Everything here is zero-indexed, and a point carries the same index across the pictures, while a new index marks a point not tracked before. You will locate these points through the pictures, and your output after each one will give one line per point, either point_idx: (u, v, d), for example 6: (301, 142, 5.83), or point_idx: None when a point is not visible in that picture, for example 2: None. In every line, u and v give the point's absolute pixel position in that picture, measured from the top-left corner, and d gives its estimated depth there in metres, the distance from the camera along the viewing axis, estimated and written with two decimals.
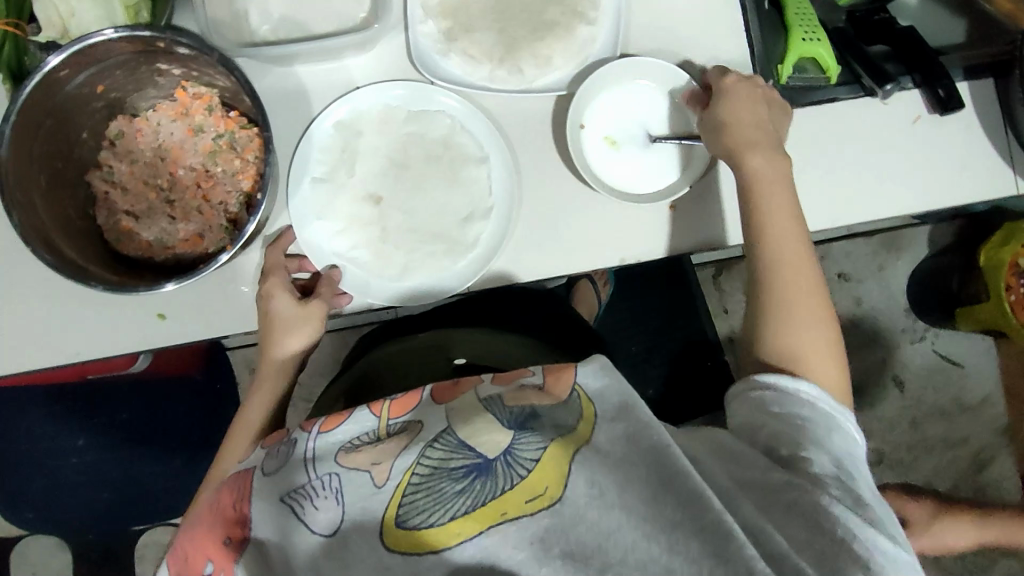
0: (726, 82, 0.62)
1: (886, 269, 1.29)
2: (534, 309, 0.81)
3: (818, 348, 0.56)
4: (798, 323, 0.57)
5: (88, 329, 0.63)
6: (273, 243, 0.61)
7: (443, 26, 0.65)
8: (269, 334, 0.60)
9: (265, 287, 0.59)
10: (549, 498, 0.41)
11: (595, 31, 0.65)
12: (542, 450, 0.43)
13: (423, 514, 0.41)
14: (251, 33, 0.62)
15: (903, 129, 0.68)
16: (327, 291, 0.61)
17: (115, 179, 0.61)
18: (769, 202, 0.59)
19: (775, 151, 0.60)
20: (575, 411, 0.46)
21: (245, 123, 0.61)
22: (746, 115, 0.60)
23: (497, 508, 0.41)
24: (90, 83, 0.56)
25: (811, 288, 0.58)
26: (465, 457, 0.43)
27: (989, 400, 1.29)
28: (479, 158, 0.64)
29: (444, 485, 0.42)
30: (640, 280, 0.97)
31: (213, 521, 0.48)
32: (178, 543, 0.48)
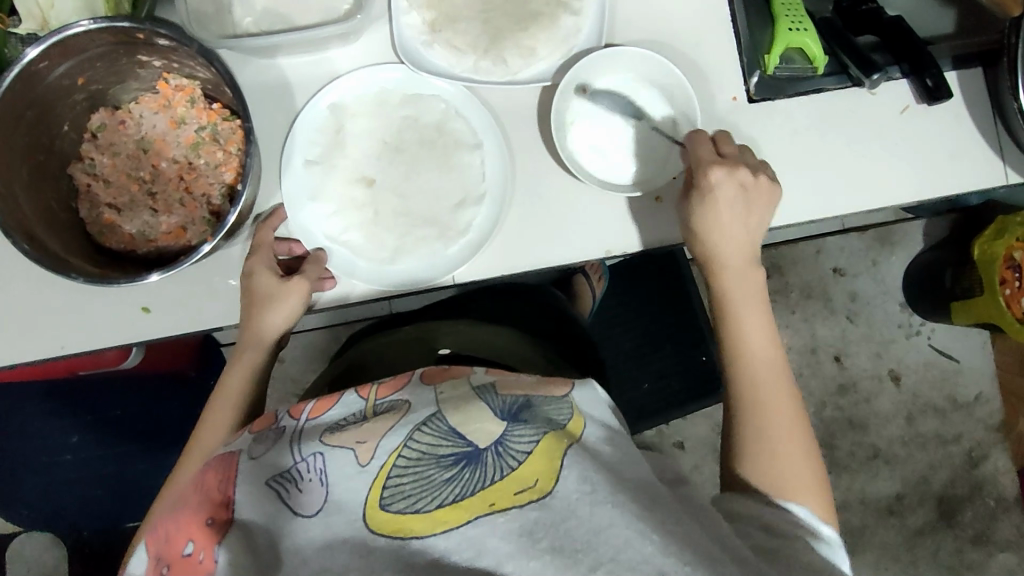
0: (711, 179, 0.60)
1: (881, 263, 1.29)
2: (539, 303, 0.82)
3: (793, 431, 0.57)
4: (778, 442, 0.56)
5: (74, 323, 0.63)
6: (262, 222, 0.62)
7: (427, 17, 0.64)
8: (253, 314, 0.60)
9: (248, 265, 0.61)
10: (541, 491, 0.40)
11: (579, 21, 0.65)
12: (535, 443, 0.43)
13: (408, 499, 0.41)
14: (234, 25, 0.62)
15: (891, 119, 0.68)
16: (312, 270, 0.61)
17: (97, 171, 0.60)
18: (743, 313, 0.61)
19: (749, 266, 0.62)
20: (566, 411, 0.47)
21: (228, 115, 0.61)
22: (717, 224, 0.61)
23: (485, 497, 0.40)
24: (71, 74, 0.56)
25: (789, 404, 0.58)
26: (455, 445, 0.42)
27: (984, 395, 1.28)
28: (472, 144, 0.64)
29: (431, 472, 0.41)
30: (631, 277, 0.98)
31: (196, 502, 0.45)
32: (162, 524, 0.45)
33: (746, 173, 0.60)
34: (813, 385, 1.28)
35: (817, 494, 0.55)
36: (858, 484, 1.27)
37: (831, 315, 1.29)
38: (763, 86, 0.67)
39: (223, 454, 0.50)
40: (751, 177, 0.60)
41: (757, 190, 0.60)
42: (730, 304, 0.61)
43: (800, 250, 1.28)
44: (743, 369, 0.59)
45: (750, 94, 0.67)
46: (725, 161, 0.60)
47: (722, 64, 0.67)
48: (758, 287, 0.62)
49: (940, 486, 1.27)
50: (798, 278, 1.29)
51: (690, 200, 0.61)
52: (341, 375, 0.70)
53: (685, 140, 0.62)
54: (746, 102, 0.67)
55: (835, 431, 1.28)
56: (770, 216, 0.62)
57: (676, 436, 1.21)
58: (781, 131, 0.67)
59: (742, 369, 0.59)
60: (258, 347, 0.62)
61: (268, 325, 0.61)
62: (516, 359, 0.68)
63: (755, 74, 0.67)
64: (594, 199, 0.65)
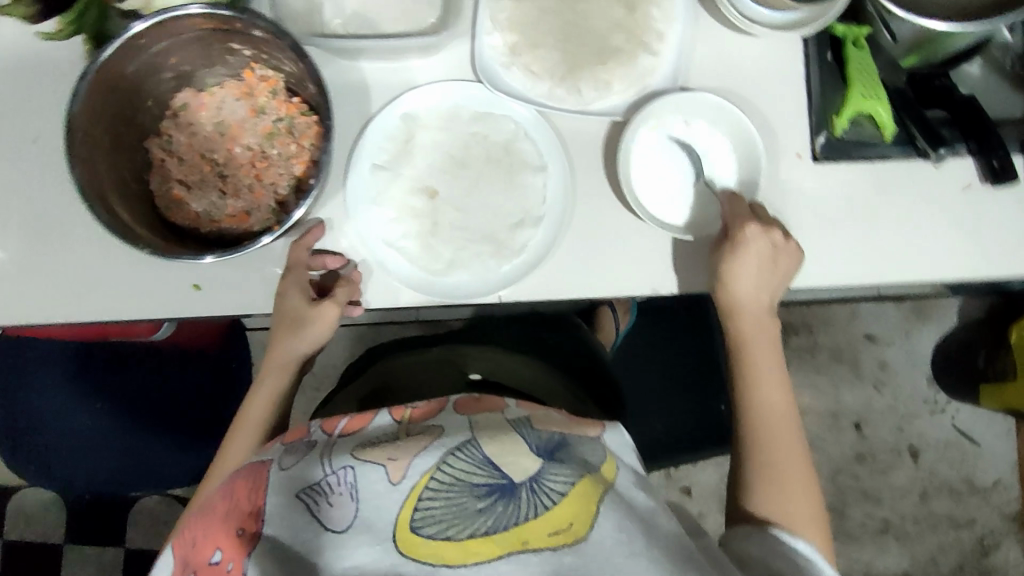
0: (747, 234, 0.60)
1: (913, 336, 1.28)
2: (569, 334, 0.81)
3: (798, 471, 0.58)
4: (783, 480, 0.57)
5: (127, 289, 0.65)
6: (298, 241, 0.63)
7: (509, 40, 0.66)
8: (286, 333, 0.63)
9: (281, 284, 0.62)
10: (573, 535, 0.40)
11: (656, 62, 0.66)
12: (570, 484, 0.43)
13: (439, 525, 0.41)
14: (323, 25, 0.65)
15: (952, 196, 0.68)
16: (343, 293, 0.62)
17: (173, 148, 0.62)
18: (757, 358, 0.62)
19: (766, 312, 0.63)
20: (599, 452, 0.47)
21: (306, 110, 0.62)
22: (746, 281, 0.61)
23: (519, 534, 0.40)
24: (166, 53, 0.58)
25: (796, 445, 0.59)
26: (489, 476, 0.42)
27: (1003, 482, 1.26)
28: (536, 166, 0.65)
29: (465, 501, 0.41)
30: (659, 316, 0.97)
31: (226, 511, 0.45)
32: (189, 527, 0.46)
33: (779, 234, 0.60)
34: (829, 449, 1.27)
35: (819, 534, 0.56)
36: (864, 556, 1.25)
37: (856, 381, 1.27)
38: (829, 146, 0.67)
39: (254, 461, 0.49)
40: (783, 239, 0.60)
41: (785, 252, 0.61)
42: (743, 347, 0.62)
43: (833, 311, 1.28)
44: (752, 408, 0.61)
45: (815, 153, 0.67)
46: (761, 220, 0.61)
47: (791, 122, 0.67)
48: (774, 331, 0.63)
49: (949, 569, 1.25)
50: (827, 339, 1.28)
51: (720, 247, 0.62)
52: (370, 387, 0.70)
53: (721, 200, 0.64)
54: (810, 160, 0.67)
55: (847, 499, 1.26)
56: (785, 285, 0.62)
57: (684, 481, 1.20)
58: (841, 194, 0.67)
59: (753, 410, 0.61)
60: (284, 369, 0.65)
61: (295, 349, 0.64)
62: (547, 394, 0.69)
63: (822, 134, 0.67)
64: (648, 237, 0.65)
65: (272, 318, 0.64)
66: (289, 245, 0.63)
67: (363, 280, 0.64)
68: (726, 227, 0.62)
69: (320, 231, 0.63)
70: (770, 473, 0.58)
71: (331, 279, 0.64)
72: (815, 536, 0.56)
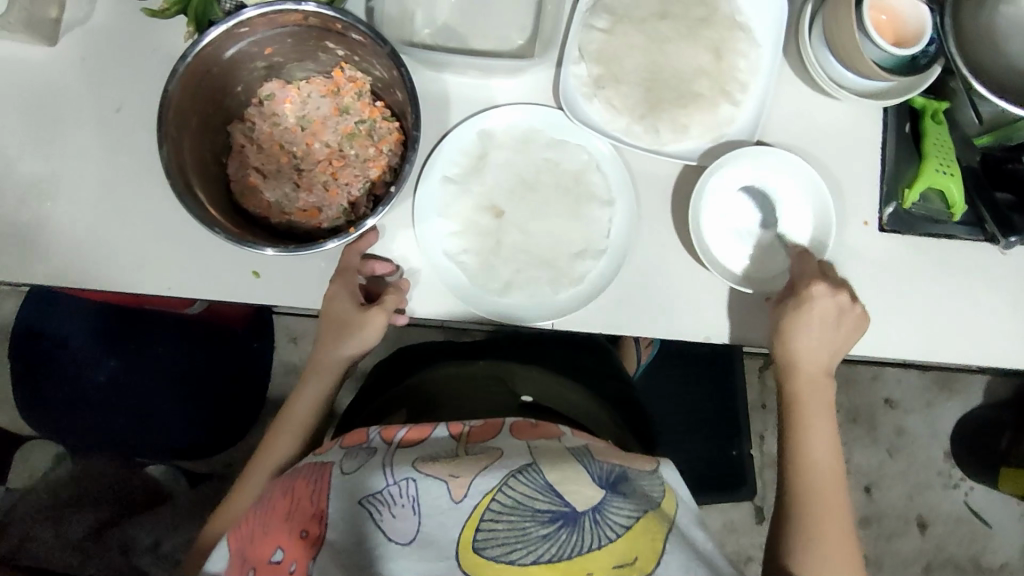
0: (813, 291, 0.61)
1: (936, 407, 1.27)
2: (602, 362, 0.78)
3: (841, 537, 0.58)
4: (828, 547, 0.57)
5: (187, 266, 0.65)
6: (352, 245, 0.64)
7: (594, 72, 0.66)
8: (334, 336, 0.64)
9: (332, 287, 0.63)
10: (637, 570, 0.42)
11: (736, 112, 0.66)
12: (634, 518, 0.44)
13: (502, 548, 0.42)
14: (413, 34, 0.66)
15: (1012, 280, 0.68)
16: (392, 301, 0.62)
17: (254, 136, 0.63)
18: (810, 419, 0.62)
19: (824, 375, 0.63)
20: (658, 487, 0.48)
21: (388, 116, 0.63)
22: (807, 341, 0.62)
23: (584, 564, 0.41)
24: (262, 43, 0.59)
25: (841, 518, 0.59)
26: (552, 503, 0.43)
27: (1010, 566, 1.24)
28: (604, 200, 0.66)
29: (528, 526, 0.42)
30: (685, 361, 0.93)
31: (289, 512, 0.47)
32: (249, 523, 0.48)
33: (847, 297, 0.61)
34: None
35: None
36: None
37: (873, 444, 1.26)
38: (896, 218, 0.67)
39: (315, 463, 0.52)
40: (849, 302, 0.61)
41: (851, 315, 0.61)
42: (800, 410, 0.62)
43: (859, 372, 1.27)
44: (801, 475, 0.60)
45: (882, 223, 0.67)
46: (829, 281, 0.62)
47: (862, 187, 0.67)
48: (829, 397, 0.63)
49: None
50: (849, 399, 1.27)
51: (785, 304, 0.62)
52: (409, 403, 0.69)
53: (793, 256, 0.64)
54: (877, 229, 0.67)
55: None
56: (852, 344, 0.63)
57: None
58: (903, 265, 0.67)
59: (800, 478, 0.60)
60: (327, 374, 0.66)
61: (342, 352, 0.65)
62: (593, 422, 0.69)
63: (891, 205, 0.67)
64: (705, 281, 0.65)
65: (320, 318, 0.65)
66: (345, 248, 0.64)
67: (410, 287, 0.65)
68: (793, 283, 0.63)
69: (374, 237, 0.64)
70: (813, 536, 0.58)
71: (380, 285, 0.66)
72: None
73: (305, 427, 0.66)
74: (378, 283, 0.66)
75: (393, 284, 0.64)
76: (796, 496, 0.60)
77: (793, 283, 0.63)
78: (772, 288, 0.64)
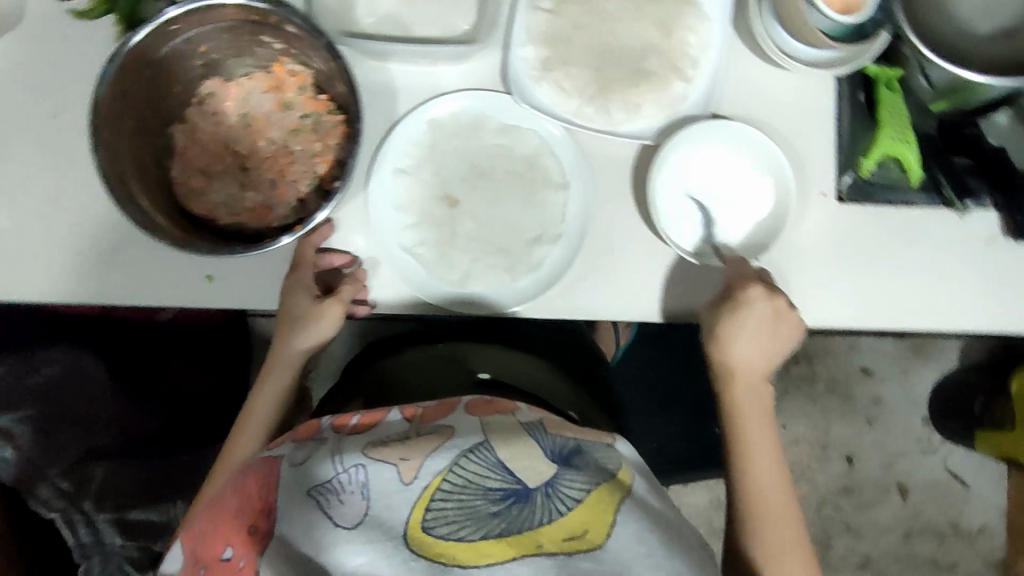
0: (749, 295, 0.60)
1: (911, 374, 1.28)
2: (558, 334, 0.81)
3: (792, 531, 0.60)
4: (778, 537, 0.59)
5: (134, 274, 0.64)
6: (305, 237, 0.63)
7: (542, 54, 0.65)
8: (286, 330, 0.64)
9: (287, 283, 0.63)
10: (588, 541, 0.43)
11: (689, 88, 0.65)
12: (585, 491, 0.45)
13: (452, 526, 0.43)
14: (355, 24, 0.64)
15: (971, 245, 0.67)
16: (347, 292, 0.62)
17: (195, 136, 0.61)
18: (751, 425, 0.62)
19: (761, 382, 0.63)
20: (614, 460, 0.49)
21: (333, 110, 0.61)
22: (744, 350, 0.62)
23: (533, 537, 0.42)
24: (195, 40, 0.57)
25: (786, 506, 0.60)
26: (504, 480, 0.45)
27: (989, 528, 1.26)
28: (559, 184, 0.65)
29: (478, 503, 0.44)
30: (664, 340, 0.92)
31: (238, 508, 0.47)
32: (197, 522, 0.48)
33: (784, 302, 0.60)
34: (817, 480, 1.27)
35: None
36: None
37: (851, 413, 1.27)
38: (855, 188, 0.67)
39: (265, 458, 0.51)
40: (787, 308, 0.60)
41: (787, 321, 0.60)
42: (739, 418, 0.62)
43: (834, 343, 1.28)
44: (748, 470, 0.61)
45: (840, 194, 0.67)
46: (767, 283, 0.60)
47: (817, 159, 0.67)
48: (767, 402, 0.63)
49: None
50: (826, 370, 1.28)
51: (723, 306, 0.62)
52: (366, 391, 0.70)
53: (727, 261, 0.62)
54: (835, 200, 0.67)
55: (831, 532, 1.26)
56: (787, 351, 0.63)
57: None
58: (861, 234, 0.67)
59: (748, 473, 0.61)
60: (284, 366, 0.65)
61: (298, 346, 0.64)
62: (550, 393, 0.71)
63: (848, 175, 0.67)
64: (666, 261, 0.65)
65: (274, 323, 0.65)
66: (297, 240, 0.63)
67: (367, 275, 0.64)
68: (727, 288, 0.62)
69: (329, 230, 0.63)
70: (767, 535, 0.59)
71: (338, 277, 0.65)
72: None
73: (268, 416, 0.64)
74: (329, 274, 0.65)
75: (349, 275, 0.63)
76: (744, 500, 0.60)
77: (727, 288, 0.62)
78: (713, 269, 0.64)
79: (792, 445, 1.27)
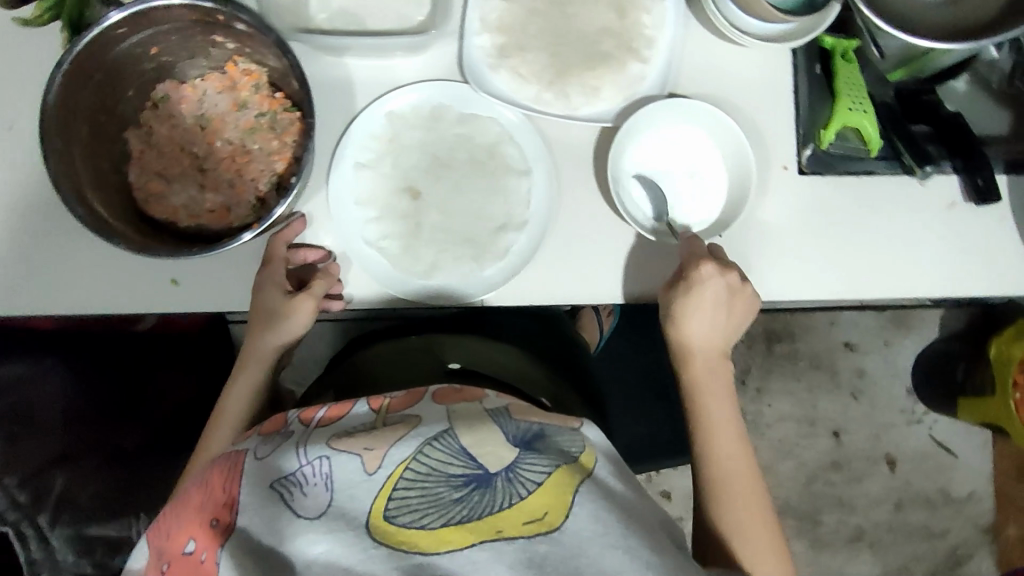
0: (703, 273, 0.60)
1: (893, 346, 1.29)
2: (535, 322, 0.83)
3: (756, 499, 0.60)
4: (743, 503, 0.59)
5: (99, 283, 0.64)
6: (278, 234, 0.62)
7: (498, 42, 0.65)
8: (261, 328, 0.62)
9: (259, 277, 0.62)
10: (547, 524, 0.43)
11: (646, 69, 0.65)
12: (546, 474, 0.46)
13: (414, 514, 0.43)
14: (308, 20, 0.64)
15: (934, 211, 0.68)
16: (320, 287, 0.61)
17: (152, 140, 0.61)
18: (711, 398, 0.62)
19: (720, 356, 0.63)
20: (578, 444, 0.50)
21: (289, 106, 0.61)
22: (699, 327, 0.61)
23: (494, 522, 0.43)
24: (145, 43, 0.57)
25: (750, 476, 0.61)
26: (465, 466, 0.45)
27: (977, 494, 1.27)
28: (521, 170, 0.65)
29: (441, 491, 0.44)
30: (647, 321, 0.93)
31: (201, 502, 0.47)
32: (163, 518, 0.48)
33: (736, 276, 0.60)
34: (806, 456, 1.27)
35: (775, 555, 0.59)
36: (836, 563, 1.26)
37: (835, 388, 1.28)
38: (815, 159, 0.67)
39: (232, 452, 0.52)
40: (739, 282, 0.61)
41: (740, 295, 0.61)
42: (698, 393, 0.62)
43: (815, 320, 1.29)
44: (709, 441, 0.61)
45: (802, 166, 0.67)
46: (718, 260, 0.61)
47: (777, 134, 0.67)
48: (725, 376, 0.63)
49: None
50: (808, 346, 1.28)
51: (676, 287, 0.61)
52: (338, 385, 0.71)
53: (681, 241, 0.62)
54: (796, 172, 0.67)
55: (821, 506, 1.27)
56: (744, 326, 0.63)
57: (664, 485, 1.23)
58: (825, 207, 0.67)
59: (711, 444, 0.61)
60: (256, 364, 0.64)
61: (271, 342, 0.63)
62: (522, 380, 0.71)
63: (808, 147, 0.67)
64: (633, 242, 0.65)
65: (248, 321, 0.63)
66: (273, 236, 0.62)
67: (341, 271, 0.64)
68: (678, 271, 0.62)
69: (300, 224, 0.63)
70: (732, 503, 0.59)
71: (311, 273, 0.64)
72: (769, 559, 0.58)
73: (239, 416, 0.63)
74: (298, 268, 0.64)
75: (322, 270, 0.63)
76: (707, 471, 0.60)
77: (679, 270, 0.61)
78: (674, 251, 0.65)
79: (779, 422, 1.27)
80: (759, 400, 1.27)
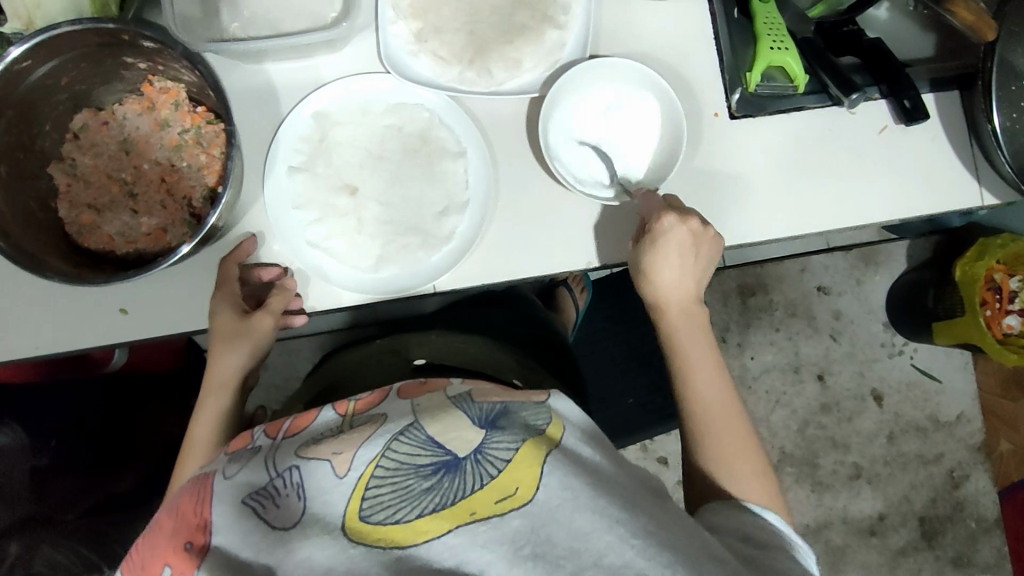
0: (663, 223, 0.60)
1: (865, 283, 1.30)
2: (515, 311, 0.85)
3: (743, 446, 0.59)
4: (730, 457, 0.58)
5: (47, 323, 0.63)
6: (228, 256, 0.62)
7: (414, 27, 0.65)
8: (218, 350, 0.60)
9: (213, 298, 0.61)
10: (520, 500, 0.42)
11: (565, 34, 0.65)
12: (513, 450, 0.45)
13: (388, 510, 0.42)
14: (222, 30, 0.62)
15: (870, 138, 0.69)
16: (277, 302, 0.60)
17: (77, 172, 0.60)
18: (690, 346, 0.62)
19: (692, 302, 0.63)
20: (544, 416, 0.50)
21: (212, 119, 0.60)
22: (668, 272, 0.61)
23: (466, 505, 0.42)
24: (54, 74, 0.56)
25: (736, 423, 0.60)
26: (434, 455, 0.44)
27: (966, 415, 1.29)
28: (456, 152, 0.65)
29: (412, 482, 0.43)
30: (619, 297, 0.95)
31: (173, 528, 0.45)
32: (137, 550, 0.46)
33: (698, 222, 0.61)
34: (795, 403, 1.28)
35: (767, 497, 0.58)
36: (840, 504, 1.27)
37: (814, 332, 1.29)
38: (745, 103, 0.67)
39: (200, 475, 0.50)
40: (701, 226, 0.61)
41: (705, 238, 0.61)
42: (677, 340, 0.62)
43: (786, 268, 1.29)
44: (692, 386, 0.61)
45: (732, 111, 0.67)
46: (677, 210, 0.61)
47: (705, 84, 0.68)
48: (701, 323, 0.63)
49: (922, 506, 1.27)
50: (783, 295, 1.29)
51: (643, 243, 0.62)
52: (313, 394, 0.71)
53: (634, 196, 0.63)
54: (727, 118, 0.67)
55: (817, 450, 1.28)
56: (711, 268, 0.64)
57: (660, 452, 1.24)
58: (764, 149, 0.68)
59: (695, 390, 0.61)
60: (217, 382, 0.61)
61: (230, 364, 0.60)
62: (496, 368, 0.70)
63: (737, 92, 0.67)
64: (578, 208, 0.65)
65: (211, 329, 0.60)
66: (223, 262, 0.61)
67: (297, 283, 0.63)
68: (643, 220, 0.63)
69: (252, 244, 0.62)
70: (721, 448, 0.59)
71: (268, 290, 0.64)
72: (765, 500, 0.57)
73: (211, 437, 0.59)
74: (256, 285, 0.63)
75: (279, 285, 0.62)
76: (691, 424, 0.60)
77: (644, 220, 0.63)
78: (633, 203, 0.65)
79: (763, 374, 1.28)
80: (742, 355, 1.28)
